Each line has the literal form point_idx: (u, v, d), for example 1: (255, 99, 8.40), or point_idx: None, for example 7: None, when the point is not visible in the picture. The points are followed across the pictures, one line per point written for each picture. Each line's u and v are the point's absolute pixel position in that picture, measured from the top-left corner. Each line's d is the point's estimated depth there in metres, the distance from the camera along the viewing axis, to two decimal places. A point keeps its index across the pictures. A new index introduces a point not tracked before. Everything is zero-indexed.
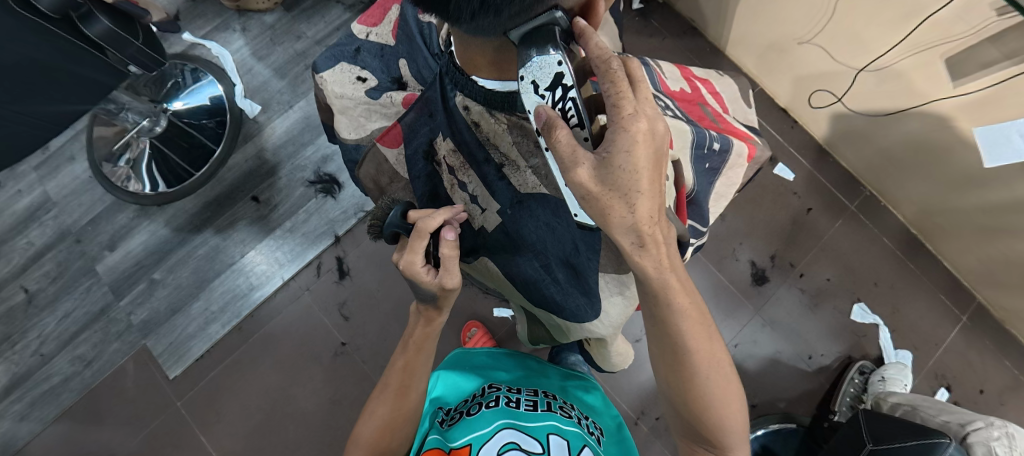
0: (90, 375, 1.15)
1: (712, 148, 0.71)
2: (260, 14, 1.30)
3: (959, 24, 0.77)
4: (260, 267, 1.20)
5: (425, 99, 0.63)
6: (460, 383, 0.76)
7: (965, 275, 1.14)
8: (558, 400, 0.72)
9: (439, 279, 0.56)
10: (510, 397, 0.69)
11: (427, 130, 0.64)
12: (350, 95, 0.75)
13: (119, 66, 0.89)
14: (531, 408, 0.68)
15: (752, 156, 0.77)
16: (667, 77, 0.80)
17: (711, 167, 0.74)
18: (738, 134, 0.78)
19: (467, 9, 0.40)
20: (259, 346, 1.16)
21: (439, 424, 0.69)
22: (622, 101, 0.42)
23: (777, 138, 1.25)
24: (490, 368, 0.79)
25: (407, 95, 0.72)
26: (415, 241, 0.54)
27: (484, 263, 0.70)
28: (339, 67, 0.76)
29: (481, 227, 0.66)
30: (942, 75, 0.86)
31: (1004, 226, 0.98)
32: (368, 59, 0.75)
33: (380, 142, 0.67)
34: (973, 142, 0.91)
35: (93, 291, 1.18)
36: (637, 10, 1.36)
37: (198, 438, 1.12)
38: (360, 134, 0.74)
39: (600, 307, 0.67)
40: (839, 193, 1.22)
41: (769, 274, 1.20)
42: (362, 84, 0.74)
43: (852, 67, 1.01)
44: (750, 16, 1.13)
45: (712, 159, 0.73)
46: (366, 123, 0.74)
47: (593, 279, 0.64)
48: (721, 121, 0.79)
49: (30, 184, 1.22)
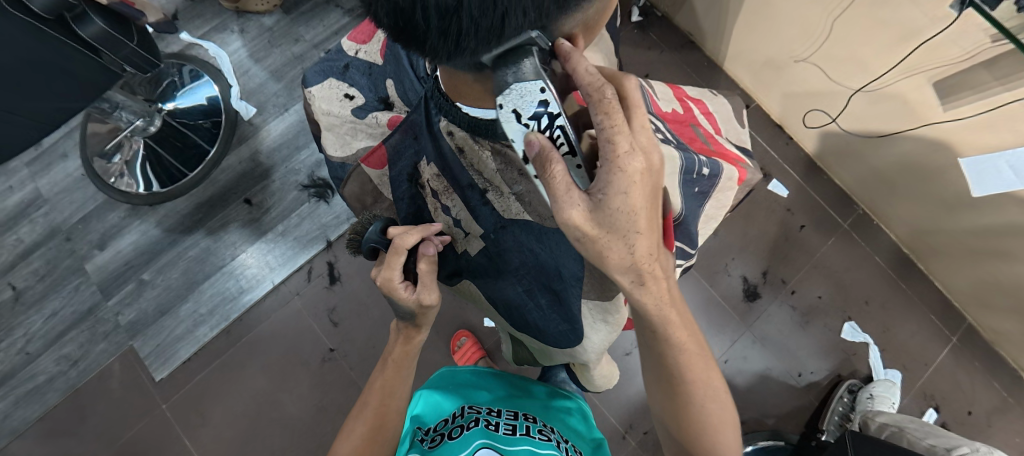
0: (75, 375, 1.14)
1: (702, 173, 0.71)
2: (259, 16, 1.30)
3: (953, 47, 0.77)
4: (251, 270, 1.19)
5: (411, 122, 0.63)
6: (441, 402, 0.75)
7: (957, 296, 1.14)
8: (537, 423, 0.71)
9: (417, 296, 0.55)
10: (489, 420, 0.69)
11: (411, 153, 0.64)
12: (337, 112, 0.76)
13: (114, 67, 0.90)
14: (509, 432, 0.67)
15: (743, 179, 0.78)
16: (659, 98, 0.80)
17: (700, 190, 0.74)
18: (728, 157, 0.78)
19: (443, 51, 0.40)
20: (247, 349, 1.16)
21: (418, 442, 0.69)
22: (617, 138, 0.41)
23: (771, 154, 1.25)
24: (470, 385, 0.79)
25: (393, 117, 0.73)
26: (392, 257, 0.54)
27: (466, 285, 0.71)
28: (326, 82, 0.77)
29: (464, 251, 0.67)
30: (933, 98, 0.87)
31: (996, 250, 0.99)
32: (356, 76, 0.76)
33: (364, 162, 0.67)
34: (960, 172, 0.93)
35: (81, 290, 1.18)
36: (636, 23, 1.35)
37: (183, 441, 1.12)
38: (345, 153, 0.75)
39: (582, 333, 0.67)
40: (832, 210, 1.22)
41: (761, 290, 1.20)
42: (348, 101, 0.75)
43: (847, 87, 1.01)
44: (749, 32, 1.13)
45: (701, 183, 0.72)
46: (352, 141, 0.75)
47: (576, 306, 0.65)
48: (713, 143, 0.79)
49: (21, 180, 1.21)
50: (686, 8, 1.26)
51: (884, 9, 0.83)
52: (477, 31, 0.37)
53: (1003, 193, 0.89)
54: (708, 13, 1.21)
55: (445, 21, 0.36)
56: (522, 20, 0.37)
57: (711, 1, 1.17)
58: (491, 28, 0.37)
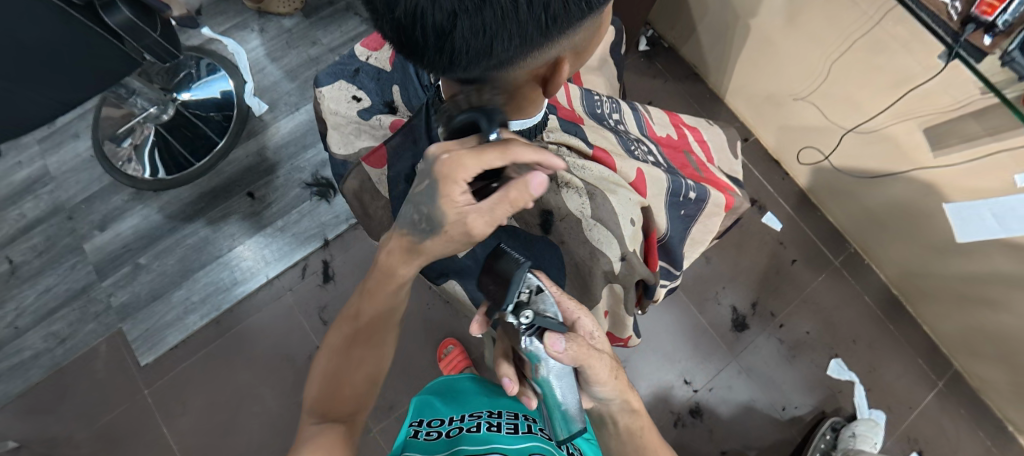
0: (61, 353, 1.14)
1: (688, 196, 0.73)
2: (279, 17, 1.34)
3: (944, 96, 0.82)
4: (247, 262, 1.20)
5: (410, 126, 0.66)
6: (441, 409, 0.76)
7: (944, 341, 1.15)
8: (539, 423, 0.71)
9: (471, 209, 0.48)
10: (491, 422, 0.69)
11: (410, 155, 0.67)
12: (343, 112, 0.76)
13: (134, 55, 0.93)
14: (512, 431, 0.67)
15: (730, 207, 0.79)
16: (654, 122, 0.84)
17: (686, 213, 0.75)
18: (718, 185, 0.80)
19: (439, 64, 0.45)
20: (235, 341, 1.16)
21: (416, 437, 0.69)
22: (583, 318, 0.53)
23: (767, 187, 1.28)
24: (467, 395, 0.79)
25: (394, 121, 0.75)
26: (491, 153, 0.45)
27: (451, 285, 0.72)
28: (336, 84, 0.77)
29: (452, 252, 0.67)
30: (924, 144, 0.92)
31: (985, 298, 1.01)
32: (365, 81, 0.76)
33: (365, 161, 0.68)
34: (944, 218, 0.98)
35: (77, 269, 1.19)
36: (643, 51, 1.39)
37: (162, 428, 1.11)
38: (348, 151, 0.77)
39: None
40: (825, 247, 1.23)
41: (750, 321, 1.20)
42: (355, 103, 0.76)
43: (841, 126, 1.06)
44: (752, 68, 1.17)
45: (687, 206, 0.74)
46: (355, 140, 0.77)
47: None
48: (704, 170, 0.81)
49: (31, 156, 1.24)
50: (693, 41, 1.30)
51: (880, 56, 0.88)
52: (468, 51, 0.42)
53: (986, 240, 0.93)
54: (713, 47, 1.25)
55: (440, 40, 0.41)
56: (508, 44, 0.42)
57: (717, 36, 1.21)
58: (480, 50, 0.42)
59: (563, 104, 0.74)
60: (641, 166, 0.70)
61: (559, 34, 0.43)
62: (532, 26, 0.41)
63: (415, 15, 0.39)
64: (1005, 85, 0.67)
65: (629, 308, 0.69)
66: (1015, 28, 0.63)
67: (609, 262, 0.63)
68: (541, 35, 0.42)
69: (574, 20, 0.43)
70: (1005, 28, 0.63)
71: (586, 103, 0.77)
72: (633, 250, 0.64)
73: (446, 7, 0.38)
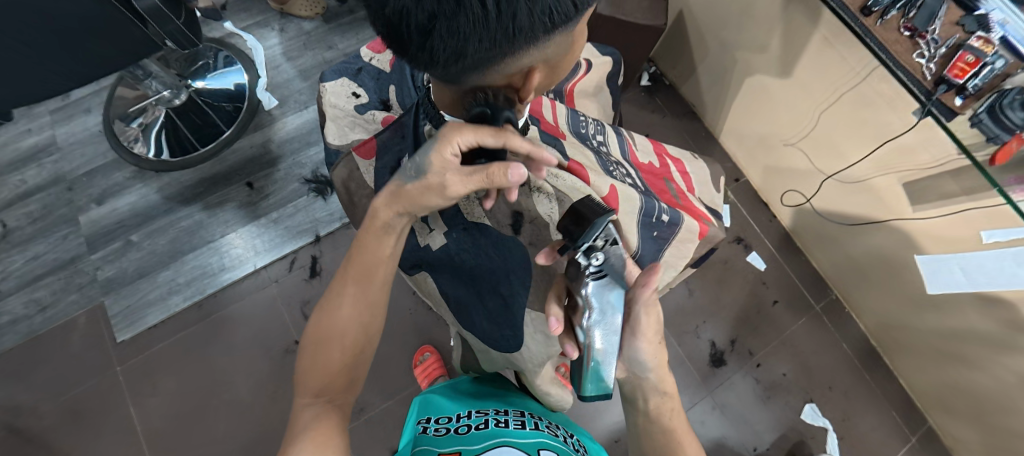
0: (39, 321, 1.15)
1: (660, 219, 0.74)
2: (300, 20, 1.39)
3: (924, 154, 0.88)
4: (237, 250, 1.22)
5: (401, 122, 0.68)
6: (446, 404, 0.76)
7: (920, 396, 1.15)
8: (543, 421, 0.73)
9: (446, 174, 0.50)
10: (498, 418, 0.70)
11: (397, 150, 0.68)
12: (342, 106, 0.78)
13: (156, 39, 0.97)
14: (519, 427, 0.68)
15: (706, 235, 0.78)
16: (638, 149, 0.87)
17: (660, 235, 0.75)
18: (694, 213, 0.80)
19: (420, 62, 0.45)
20: (214, 326, 1.16)
21: (426, 433, 0.69)
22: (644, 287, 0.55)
23: (754, 227, 1.30)
24: (472, 392, 0.79)
25: (387, 116, 0.77)
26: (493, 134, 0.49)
27: (423, 278, 0.72)
28: (339, 80, 0.79)
29: (426, 246, 0.67)
30: (904, 198, 0.97)
31: (959, 354, 1.02)
32: (365, 79, 0.79)
33: (356, 151, 0.69)
34: (917, 269, 1.01)
35: (69, 240, 1.20)
36: (644, 86, 1.44)
37: (128, 407, 1.11)
38: (342, 141, 0.77)
39: (521, 341, 0.70)
40: (807, 291, 1.25)
41: (727, 357, 1.21)
42: (354, 99, 0.78)
43: (822, 172, 1.11)
44: (748, 111, 1.22)
45: (660, 228, 0.75)
46: (349, 133, 0.77)
47: (521, 314, 0.68)
48: (682, 199, 0.82)
49: (41, 125, 1.27)
50: (693, 80, 1.35)
51: (867, 110, 0.94)
52: (444, 52, 0.43)
53: (957, 293, 0.96)
54: (711, 88, 1.30)
55: (419, 37, 0.42)
56: (478, 46, 0.41)
57: (715, 77, 1.26)
58: (453, 49, 0.42)
59: (547, 117, 0.77)
60: (614, 183, 0.72)
61: (531, 43, 0.43)
62: (503, 33, 0.41)
63: (400, 13, 0.41)
64: (977, 148, 0.74)
65: None
66: (983, 93, 0.71)
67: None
68: (510, 43, 0.42)
69: (543, 33, 0.43)
70: (975, 91, 0.71)
71: (572, 122, 0.80)
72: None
73: (426, 7, 0.39)
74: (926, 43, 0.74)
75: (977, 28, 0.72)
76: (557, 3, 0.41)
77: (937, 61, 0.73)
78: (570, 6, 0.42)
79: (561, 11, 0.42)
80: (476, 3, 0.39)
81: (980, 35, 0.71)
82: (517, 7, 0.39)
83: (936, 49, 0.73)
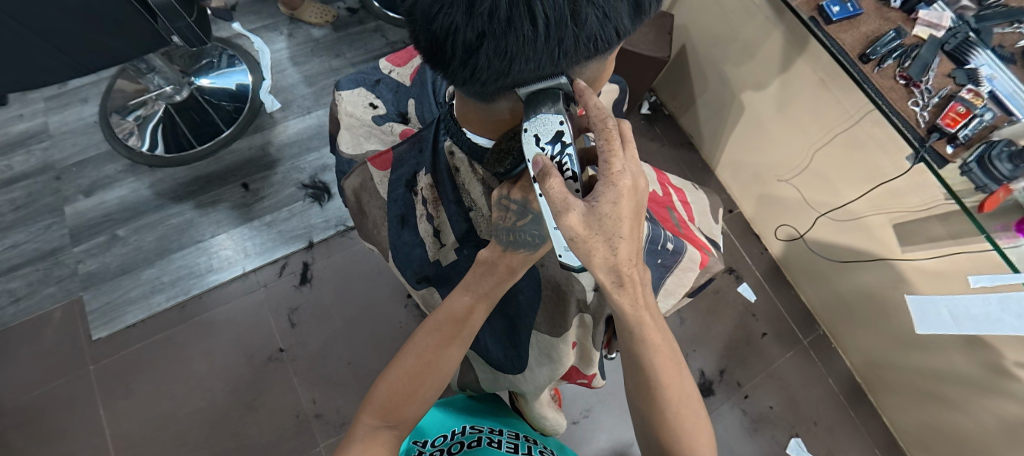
0: (11, 312, 1.10)
1: (666, 246, 0.72)
2: (309, 27, 1.40)
3: (914, 197, 0.92)
4: (226, 252, 1.19)
5: (420, 135, 0.63)
6: (443, 420, 0.74)
7: (903, 436, 1.16)
8: (538, 445, 0.71)
9: None
10: (493, 438, 0.69)
11: (413, 164, 0.63)
12: (358, 116, 0.71)
13: (164, 34, 0.95)
14: (512, 450, 0.67)
15: (705, 265, 0.77)
16: None
17: (663, 263, 0.72)
18: (695, 242, 0.78)
19: (457, 77, 0.41)
20: (196, 329, 1.13)
21: None
22: (612, 158, 0.44)
23: (746, 260, 1.33)
24: (470, 410, 0.77)
25: (405, 129, 0.70)
26: None
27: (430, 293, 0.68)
28: (355, 90, 0.73)
29: (436, 260, 0.65)
30: (893, 240, 1.00)
31: (942, 396, 1.04)
32: (383, 91, 0.72)
33: (370, 161, 0.65)
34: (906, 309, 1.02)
35: (51, 230, 1.16)
36: (644, 115, 1.47)
37: (96, 409, 1.06)
38: (356, 151, 0.70)
39: (526, 363, 0.67)
40: (795, 325, 1.27)
41: (715, 387, 1.21)
42: (371, 109, 0.71)
43: (815, 209, 1.14)
44: (745, 144, 1.25)
45: (664, 256, 0.72)
46: (364, 143, 0.71)
47: (526, 336, 0.65)
48: (683, 227, 0.80)
49: (35, 112, 1.25)
50: (692, 112, 1.38)
51: (860, 153, 0.98)
52: (487, 74, 0.39)
53: (942, 335, 0.98)
54: (710, 121, 1.33)
55: (465, 53, 0.38)
56: (524, 67, 0.38)
57: (715, 112, 1.29)
58: (499, 67, 0.38)
59: None
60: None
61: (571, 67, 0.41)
62: (550, 56, 0.38)
63: (444, 29, 0.37)
64: (966, 194, 0.77)
65: (597, 342, 0.66)
66: (973, 142, 0.74)
67: (582, 290, 0.60)
68: (555, 67, 0.39)
69: (586, 58, 0.40)
70: (965, 141, 0.74)
71: None
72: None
73: (475, 25, 0.36)
74: (920, 91, 0.77)
75: (966, 81, 0.76)
76: (607, 29, 0.38)
77: (930, 110, 0.76)
78: (616, 33, 0.39)
79: (607, 36, 0.39)
80: (528, 25, 0.36)
81: (970, 88, 0.75)
82: (567, 32, 0.37)
83: (929, 98, 0.76)
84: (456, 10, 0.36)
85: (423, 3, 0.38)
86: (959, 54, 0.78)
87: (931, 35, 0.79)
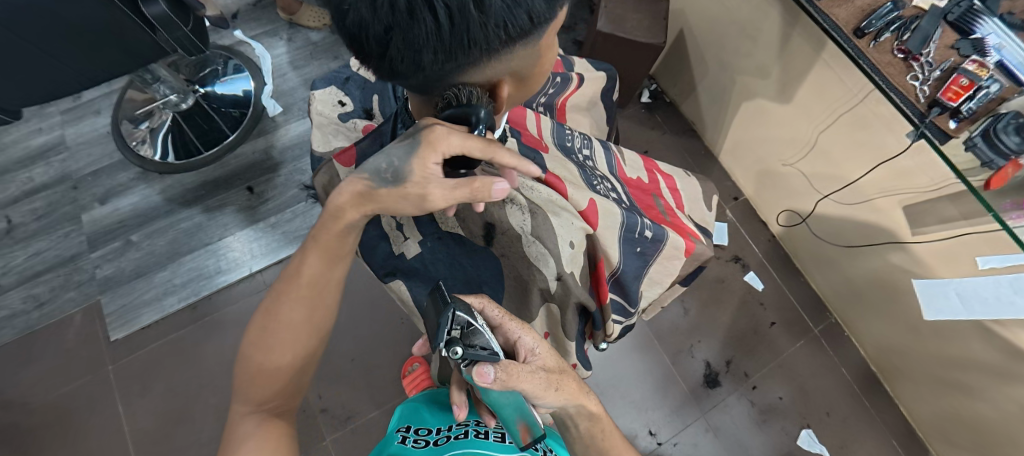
0: (35, 317, 1.16)
1: (644, 234, 0.70)
2: (308, 31, 1.43)
3: (923, 177, 0.87)
4: (234, 253, 1.22)
5: (381, 130, 0.64)
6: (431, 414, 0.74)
7: (920, 425, 1.12)
8: None
9: (427, 190, 0.47)
10: (479, 430, 0.69)
11: None
12: (324, 112, 0.72)
13: (166, 46, 0.98)
14: (499, 439, 0.67)
15: (690, 252, 0.74)
16: (626, 164, 0.81)
17: (643, 251, 0.71)
18: (682, 230, 0.76)
19: (381, 70, 0.43)
20: (206, 328, 1.17)
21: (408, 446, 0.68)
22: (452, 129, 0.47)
23: (753, 247, 1.29)
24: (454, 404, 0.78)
25: (369, 125, 0.71)
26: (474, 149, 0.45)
27: (396, 286, 0.65)
28: (327, 88, 0.74)
29: (401, 253, 0.63)
30: (903, 224, 0.96)
31: (959, 384, 1.00)
32: (352, 88, 0.73)
33: (336, 158, 0.65)
34: (913, 294, 1.00)
35: (70, 238, 1.22)
36: (645, 104, 1.45)
37: (115, 406, 1.11)
38: (325, 149, 0.71)
39: None
40: (805, 313, 1.23)
41: (722, 378, 1.18)
42: (339, 107, 0.72)
43: (821, 193, 1.10)
44: (746, 129, 1.22)
45: (643, 244, 0.70)
46: (332, 140, 0.71)
47: None
48: (670, 215, 0.78)
49: (52, 125, 1.31)
50: (693, 99, 1.35)
51: (864, 132, 0.94)
52: (403, 66, 0.40)
53: (955, 321, 0.94)
54: (711, 107, 1.30)
55: (378, 47, 0.39)
56: (432, 58, 0.39)
57: (715, 96, 1.26)
58: (411, 59, 0.39)
59: (531, 130, 0.71)
60: (595, 197, 0.66)
61: (488, 56, 0.41)
62: (459, 45, 0.38)
63: (356, 25, 0.38)
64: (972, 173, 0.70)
65: (568, 333, 0.66)
66: (978, 117, 0.69)
67: (544, 280, 0.60)
68: (467, 56, 0.39)
69: (502, 46, 0.40)
70: (969, 115, 0.69)
71: (556, 135, 0.73)
72: (571, 272, 0.61)
73: (381, 19, 0.37)
74: (920, 65, 0.73)
75: (971, 52, 0.72)
76: (516, 13, 0.38)
77: (931, 84, 0.72)
78: (529, 16, 0.39)
79: (519, 21, 0.39)
80: (429, 16, 0.36)
81: (974, 59, 0.71)
82: (471, 20, 0.37)
83: (930, 72, 0.72)
84: (362, 5, 0.37)
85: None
86: (962, 24, 0.73)
87: (932, 5, 0.74)
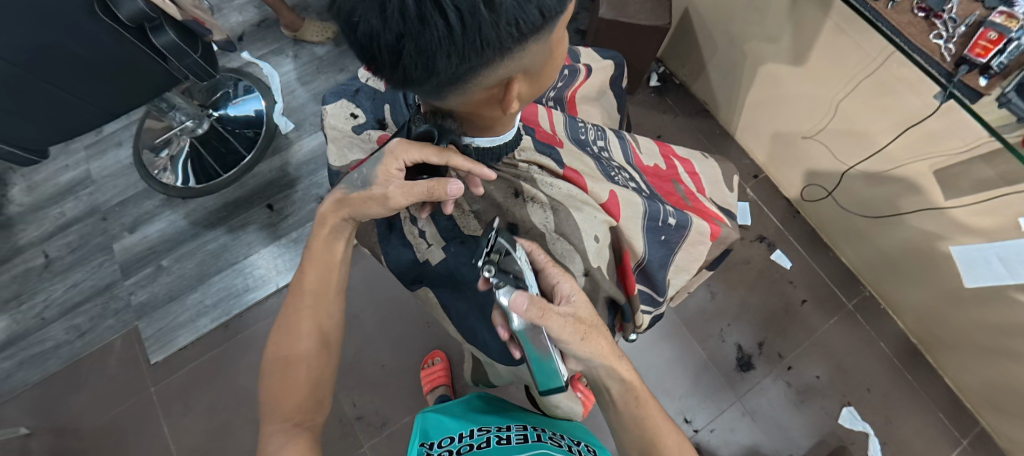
0: (79, 346, 1.21)
1: (668, 222, 0.69)
2: (312, 45, 1.45)
3: (954, 139, 0.83)
4: (260, 271, 1.25)
5: None
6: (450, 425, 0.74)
7: (967, 394, 1.08)
8: (546, 433, 0.71)
9: (387, 190, 0.54)
10: (500, 435, 0.69)
11: None
12: (339, 127, 0.73)
13: (176, 74, 0.98)
14: (522, 441, 0.67)
15: (717, 236, 0.74)
16: (641, 151, 0.80)
17: (667, 240, 0.71)
18: (704, 214, 0.75)
19: (395, 79, 0.43)
20: (240, 345, 1.19)
21: None
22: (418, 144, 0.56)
23: (778, 225, 1.26)
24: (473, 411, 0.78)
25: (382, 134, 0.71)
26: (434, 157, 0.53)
27: (425, 293, 0.68)
28: (337, 102, 0.74)
29: (426, 261, 0.64)
30: (936, 190, 0.92)
31: (1007, 350, 0.96)
32: (362, 100, 0.73)
33: None
34: (951, 260, 0.97)
35: (104, 267, 1.26)
36: (654, 87, 1.42)
37: (160, 426, 1.14)
38: (343, 163, 0.71)
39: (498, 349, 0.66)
40: (837, 288, 1.20)
41: (755, 361, 1.16)
42: (351, 119, 0.73)
43: (846, 164, 1.07)
44: (761, 105, 1.19)
45: (667, 232, 0.70)
46: (348, 154, 0.72)
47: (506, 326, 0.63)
48: (691, 200, 0.76)
49: (77, 161, 1.35)
50: (703, 78, 1.33)
51: (887, 98, 0.90)
52: (416, 72, 0.41)
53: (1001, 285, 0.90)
54: (722, 84, 1.27)
55: (390, 56, 0.40)
56: (447, 62, 0.40)
57: (727, 73, 1.23)
58: (424, 65, 0.40)
59: (543, 126, 0.71)
60: (615, 188, 0.67)
61: (502, 55, 0.41)
62: (473, 46, 0.39)
63: (366, 36, 0.39)
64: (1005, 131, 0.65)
65: None
66: (1011, 71, 0.63)
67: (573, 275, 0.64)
68: (481, 56, 0.40)
69: (515, 43, 0.40)
70: (1001, 70, 0.63)
71: (569, 129, 0.73)
72: (598, 266, 0.64)
73: (392, 28, 0.38)
74: (943, 22, 0.67)
75: (997, 3, 0.66)
76: (527, 9, 0.38)
77: (957, 41, 0.66)
78: (540, 11, 0.39)
79: (530, 17, 0.39)
80: (441, 20, 0.37)
81: (1001, 11, 0.65)
82: (482, 20, 0.37)
83: (954, 28, 0.66)
84: (372, 16, 0.38)
85: (346, 13, 0.40)
86: None
87: None
